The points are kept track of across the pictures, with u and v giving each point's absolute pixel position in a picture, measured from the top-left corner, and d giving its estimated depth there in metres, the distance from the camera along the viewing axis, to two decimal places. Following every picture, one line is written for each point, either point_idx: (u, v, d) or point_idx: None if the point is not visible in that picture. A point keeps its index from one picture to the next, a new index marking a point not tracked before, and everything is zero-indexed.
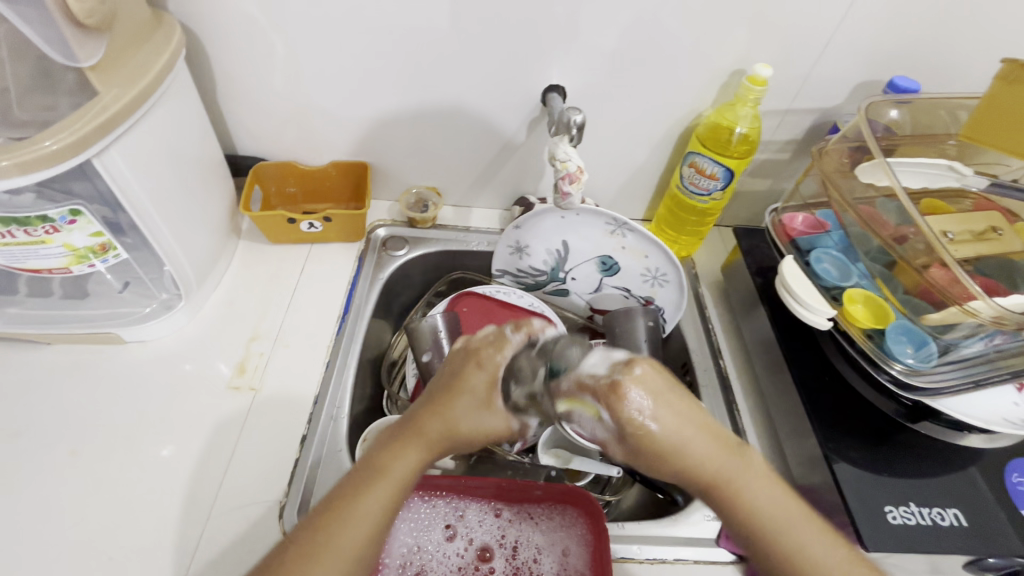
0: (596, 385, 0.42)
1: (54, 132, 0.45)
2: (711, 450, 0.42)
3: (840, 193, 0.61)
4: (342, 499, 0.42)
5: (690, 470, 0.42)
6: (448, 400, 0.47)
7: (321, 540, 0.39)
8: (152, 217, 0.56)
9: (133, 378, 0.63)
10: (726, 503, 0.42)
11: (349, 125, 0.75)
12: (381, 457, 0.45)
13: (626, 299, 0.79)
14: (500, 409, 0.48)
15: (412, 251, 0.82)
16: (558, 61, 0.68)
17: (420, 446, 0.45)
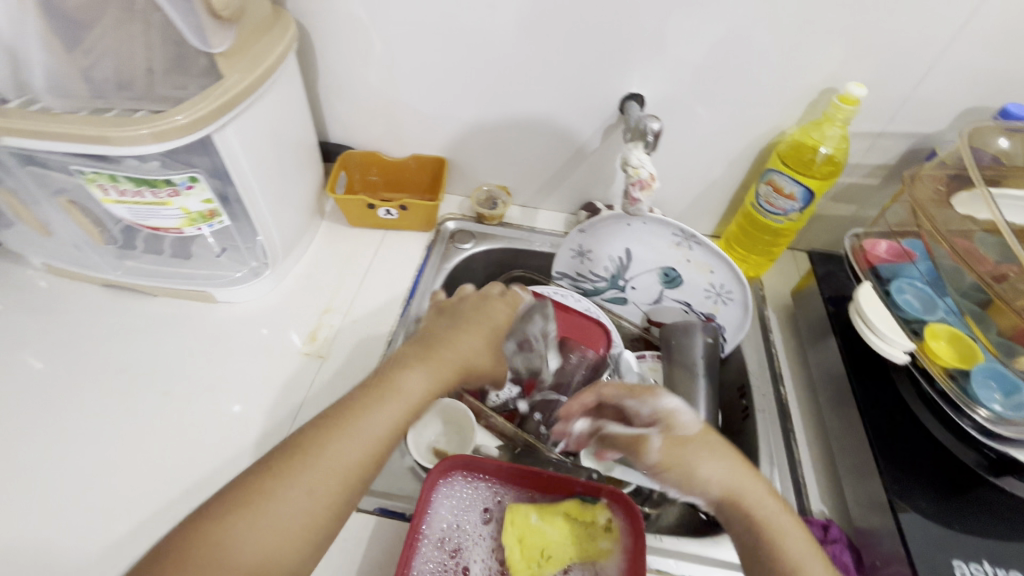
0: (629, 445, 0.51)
1: (184, 109, 0.51)
2: (726, 469, 0.47)
3: (932, 223, 0.58)
4: (342, 416, 0.44)
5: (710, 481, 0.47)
6: (460, 341, 0.53)
7: (314, 457, 0.42)
8: (253, 190, 0.62)
9: (220, 335, 0.70)
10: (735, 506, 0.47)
11: (432, 121, 0.79)
12: (388, 380, 0.48)
13: (686, 313, 0.78)
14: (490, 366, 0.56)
15: (478, 245, 0.85)
16: (640, 69, 0.68)
17: (433, 368, 0.50)
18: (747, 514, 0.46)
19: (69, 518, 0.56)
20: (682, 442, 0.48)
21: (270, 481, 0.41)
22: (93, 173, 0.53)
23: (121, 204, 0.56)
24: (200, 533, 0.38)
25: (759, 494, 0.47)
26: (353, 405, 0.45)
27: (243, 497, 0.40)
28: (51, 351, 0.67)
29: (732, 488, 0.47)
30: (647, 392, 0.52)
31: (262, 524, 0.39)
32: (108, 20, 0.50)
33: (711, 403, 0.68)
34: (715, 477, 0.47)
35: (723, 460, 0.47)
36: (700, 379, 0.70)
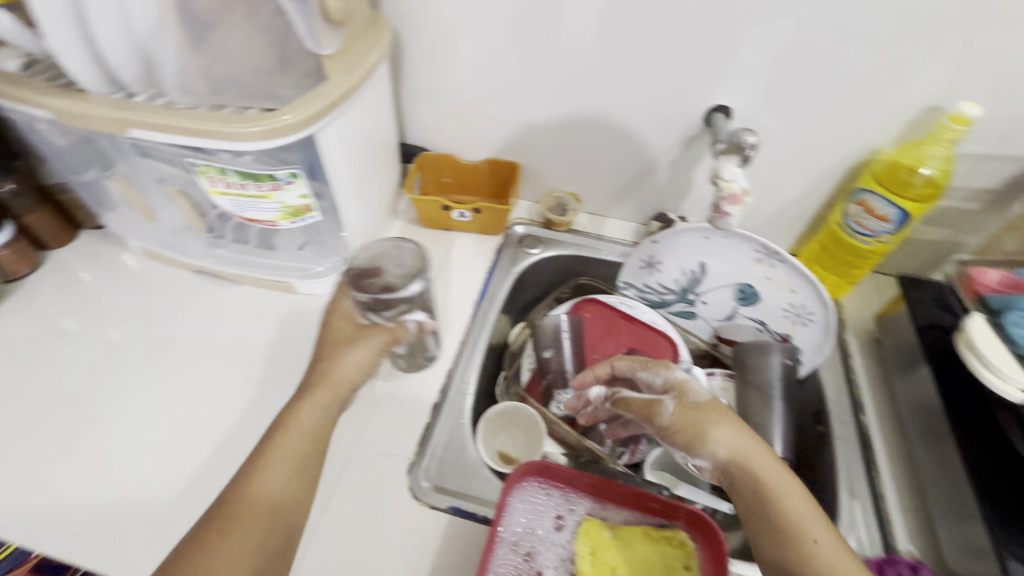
0: (642, 407, 0.58)
1: (290, 109, 0.53)
2: (736, 437, 0.52)
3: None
4: (265, 452, 0.52)
5: (729, 449, 0.52)
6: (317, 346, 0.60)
7: (245, 501, 0.49)
8: (344, 187, 0.64)
9: (298, 324, 0.72)
10: (741, 472, 0.51)
11: (511, 126, 0.80)
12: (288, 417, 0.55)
13: (760, 332, 0.76)
14: (365, 349, 0.59)
15: (546, 251, 0.85)
16: (729, 82, 0.67)
17: (323, 394, 0.57)
18: (752, 477, 0.51)
19: (161, 491, 0.59)
20: (695, 405, 0.55)
21: (216, 533, 0.47)
22: (205, 166, 0.55)
23: (226, 196, 0.58)
24: (191, 546, 0.46)
25: (764, 459, 0.51)
26: (270, 441, 0.53)
27: (215, 516, 0.48)
28: (146, 331, 0.71)
29: (740, 453, 0.52)
30: (660, 364, 0.60)
31: (240, 524, 0.48)
32: (230, 21, 0.51)
33: (786, 428, 0.66)
34: (729, 446, 0.52)
35: (732, 428, 0.53)
36: (776, 402, 0.68)
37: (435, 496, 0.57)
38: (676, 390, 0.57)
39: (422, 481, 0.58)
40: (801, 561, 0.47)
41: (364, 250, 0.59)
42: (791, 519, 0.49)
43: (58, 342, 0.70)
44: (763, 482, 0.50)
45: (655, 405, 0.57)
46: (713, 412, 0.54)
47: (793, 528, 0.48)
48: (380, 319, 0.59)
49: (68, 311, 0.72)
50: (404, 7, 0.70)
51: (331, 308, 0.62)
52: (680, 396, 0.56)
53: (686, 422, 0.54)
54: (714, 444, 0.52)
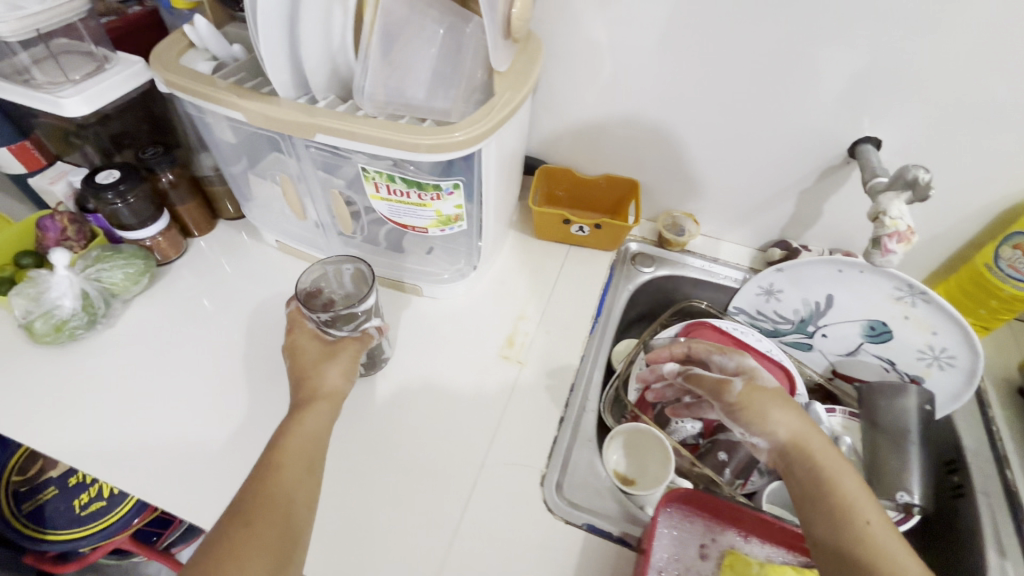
0: (711, 384, 0.59)
1: (461, 126, 0.54)
2: (796, 423, 0.52)
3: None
4: (275, 454, 0.50)
5: (786, 430, 0.52)
6: (306, 358, 0.59)
7: (264, 503, 0.47)
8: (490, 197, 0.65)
9: (423, 325, 0.74)
10: (797, 456, 0.51)
11: (639, 144, 0.80)
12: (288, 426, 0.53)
13: (886, 371, 0.74)
14: (343, 361, 0.59)
15: (658, 269, 0.84)
16: (886, 113, 0.65)
17: (322, 406, 0.55)
18: (806, 460, 0.50)
19: None
20: (763, 387, 0.56)
21: (242, 529, 0.45)
22: (375, 172, 0.58)
23: (385, 202, 0.61)
24: (219, 535, 0.44)
25: (820, 443, 0.51)
26: (276, 445, 0.51)
27: (238, 507, 0.47)
28: (277, 321, 0.74)
29: (799, 434, 0.51)
30: (735, 349, 0.61)
31: (262, 518, 0.46)
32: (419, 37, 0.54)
33: (924, 475, 0.64)
34: (787, 428, 0.52)
35: (793, 410, 0.53)
36: (912, 448, 0.65)
37: (571, 511, 0.57)
38: (750, 371, 0.58)
39: (555, 495, 0.58)
40: (855, 541, 0.45)
41: (308, 273, 0.63)
42: (848, 506, 0.47)
43: (196, 327, 0.72)
44: (820, 469, 0.49)
45: (723, 384, 0.58)
46: (775, 397, 0.54)
47: (844, 509, 0.46)
48: (345, 332, 0.61)
49: (206, 295, 0.76)
50: (554, 24, 0.71)
51: (293, 335, 0.61)
52: (749, 377, 0.58)
53: (748, 403, 0.55)
54: (773, 423, 0.52)
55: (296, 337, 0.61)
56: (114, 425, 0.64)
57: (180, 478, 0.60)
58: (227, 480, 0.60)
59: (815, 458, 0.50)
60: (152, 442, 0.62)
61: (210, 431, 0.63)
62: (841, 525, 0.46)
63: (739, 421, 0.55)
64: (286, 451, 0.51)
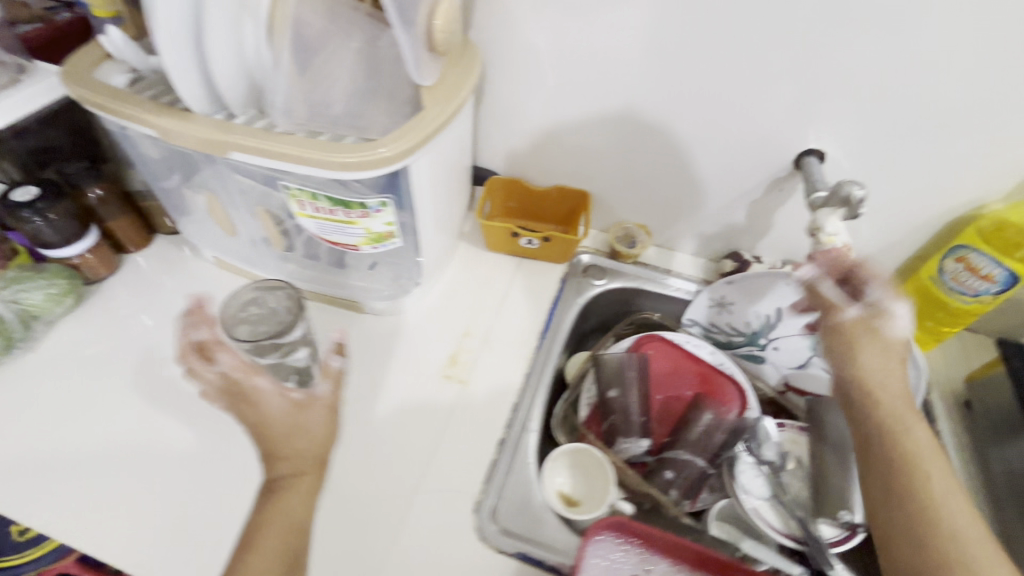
0: (821, 284, 0.62)
1: (387, 140, 0.52)
2: (889, 381, 0.57)
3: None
4: (290, 486, 0.51)
5: (879, 385, 0.57)
6: (230, 385, 0.53)
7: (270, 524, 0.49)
8: (425, 212, 0.63)
9: (364, 344, 0.71)
10: (876, 410, 0.56)
11: (588, 154, 0.79)
12: (281, 441, 0.52)
13: (834, 383, 0.74)
14: (268, 380, 0.53)
15: (611, 282, 0.83)
16: (828, 127, 0.64)
17: (316, 442, 0.53)
18: (894, 439, 0.54)
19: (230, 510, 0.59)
20: (875, 315, 0.58)
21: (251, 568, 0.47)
22: (298, 190, 0.56)
23: (312, 219, 0.59)
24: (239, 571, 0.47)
25: (915, 425, 0.55)
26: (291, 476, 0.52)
27: (248, 537, 0.49)
28: None
29: (880, 387, 0.57)
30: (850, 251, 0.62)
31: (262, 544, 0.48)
32: (338, 47, 0.53)
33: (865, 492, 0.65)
34: (886, 386, 0.57)
35: (891, 359, 0.58)
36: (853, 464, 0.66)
37: (505, 540, 0.56)
38: (866, 289, 0.59)
39: (489, 524, 0.57)
40: (916, 510, 0.50)
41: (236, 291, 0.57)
42: (930, 484, 0.51)
43: (127, 351, 0.70)
44: (902, 431, 0.54)
45: (832, 303, 0.61)
46: (882, 340, 0.58)
47: (925, 493, 0.50)
48: (270, 361, 0.58)
49: (139, 315, 0.73)
50: (493, 33, 0.69)
51: (226, 384, 0.54)
52: (848, 299, 0.60)
53: (861, 346, 0.58)
54: (869, 381, 0.57)
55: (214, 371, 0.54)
56: (38, 456, 0.62)
57: (106, 512, 0.58)
58: (157, 513, 0.58)
59: (907, 433, 0.54)
60: (81, 477, 0.60)
61: (140, 461, 0.62)
62: (916, 498, 0.51)
63: (836, 328, 0.60)
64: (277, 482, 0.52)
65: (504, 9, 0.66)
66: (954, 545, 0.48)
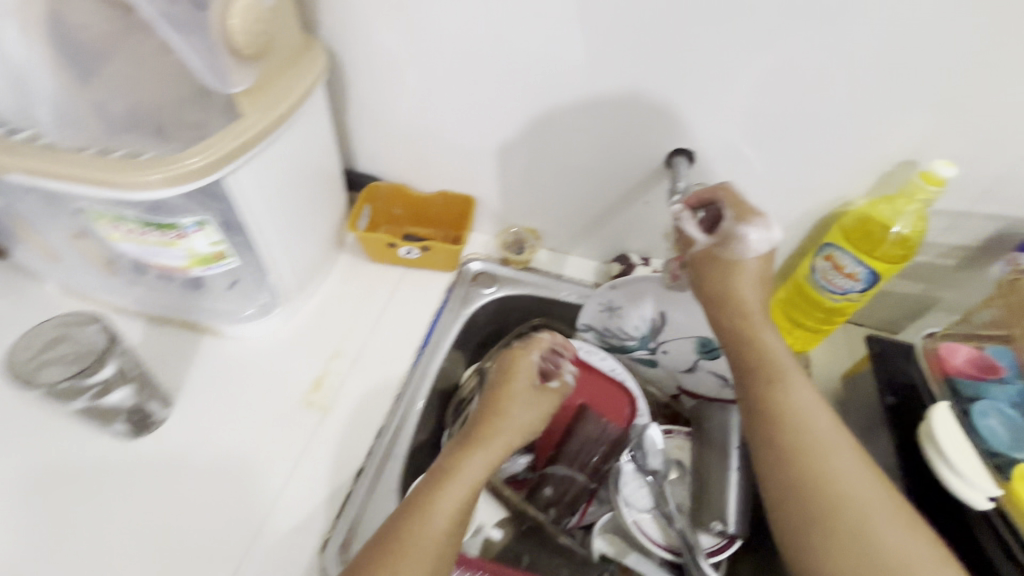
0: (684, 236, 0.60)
1: (200, 149, 0.48)
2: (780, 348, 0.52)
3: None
4: (446, 470, 0.50)
5: (771, 353, 0.52)
6: (517, 391, 0.58)
7: (402, 555, 0.44)
8: (266, 228, 0.58)
9: (219, 371, 0.66)
10: (766, 374, 0.51)
11: (464, 158, 0.75)
12: (493, 423, 0.56)
13: (722, 388, 0.71)
14: (524, 364, 0.61)
15: (501, 290, 0.80)
16: (692, 124, 0.61)
17: (484, 453, 0.52)
18: (783, 406, 0.49)
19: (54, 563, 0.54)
20: (725, 250, 0.56)
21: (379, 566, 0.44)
22: (101, 211, 0.51)
23: (127, 241, 0.54)
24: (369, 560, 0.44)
25: (804, 386, 0.50)
26: (456, 454, 0.52)
27: (377, 540, 0.46)
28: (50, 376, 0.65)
29: (776, 355, 0.52)
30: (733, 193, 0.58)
31: (410, 550, 0.44)
32: (145, 48, 0.49)
33: (744, 501, 0.61)
34: (775, 352, 0.52)
35: (755, 287, 0.55)
36: (733, 473, 0.62)
37: None
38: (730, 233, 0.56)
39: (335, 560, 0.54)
40: (813, 486, 0.46)
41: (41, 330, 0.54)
42: (830, 457, 0.47)
43: None
44: (799, 403, 0.49)
45: (687, 237, 0.59)
46: (738, 268, 0.56)
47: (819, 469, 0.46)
48: (83, 402, 0.56)
49: None
50: (344, 31, 0.64)
51: (508, 377, 0.60)
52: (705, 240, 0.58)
53: (731, 295, 0.55)
54: (762, 347, 0.52)
55: (527, 384, 0.59)
56: None
57: None
58: None
59: (797, 406, 0.49)
60: None
61: None
62: (807, 479, 0.46)
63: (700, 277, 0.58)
64: (457, 472, 0.50)
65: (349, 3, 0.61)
66: (845, 501, 0.45)
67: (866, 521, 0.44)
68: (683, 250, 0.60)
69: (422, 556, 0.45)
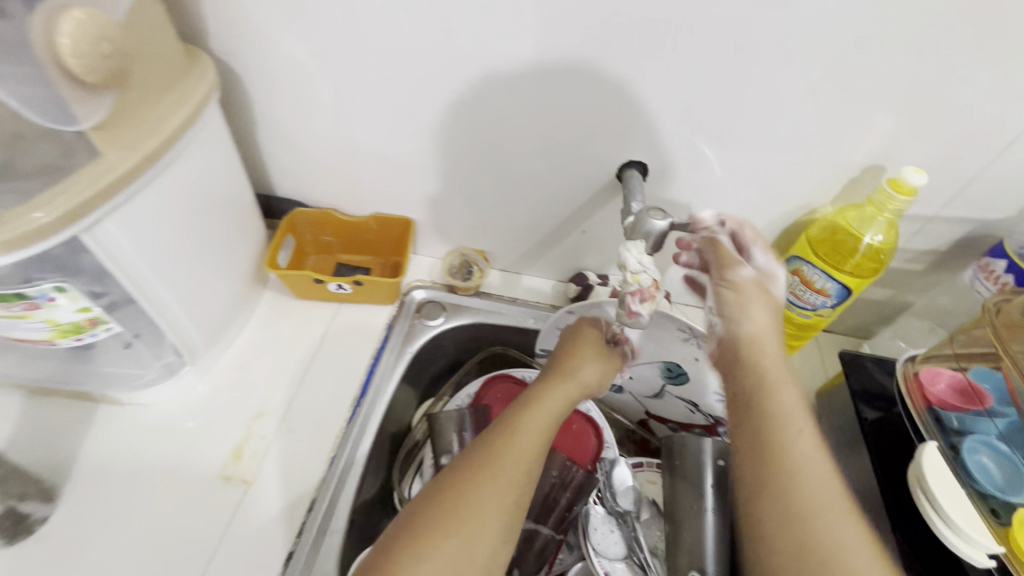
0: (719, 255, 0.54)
1: (42, 202, 0.39)
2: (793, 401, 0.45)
3: (1014, 363, 0.46)
4: (523, 404, 0.50)
5: (773, 404, 0.45)
6: (592, 341, 0.58)
7: (491, 471, 0.44)
8: (149, 282, 0.49)
9: (121, 447, 0.57)
10: (764, 420, 0.44)
11: (396, 178, 0.66)
12: (569, 365, 0.55)
13: (692, 413, 0.67)
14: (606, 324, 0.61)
15: (449, 321, 0.72)
16: (643, 135, 0.55)
17: (565, 387, 0.53)
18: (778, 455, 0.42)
19: None
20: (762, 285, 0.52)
21: (456, 495, 0.43)
22: None
23: None
24: (444, 483, 0.44)
25: (789, 389, 0.46)
26: (537, 389, 0.52)
27: (469, 462, 0.45)
28: None
29: (785, 409, 0.44)
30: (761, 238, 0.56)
31: (500, 467, 0.44)
32: None
33: (721, 546, 0.56)
34: (778, 399, 0.45)
35: (771, 312, 0.51)
36: (708, 514, 0.57)
37: None
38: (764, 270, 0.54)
39: None
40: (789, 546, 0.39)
41: None
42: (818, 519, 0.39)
43: None
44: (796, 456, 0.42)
45: (724, 257, 0.54)
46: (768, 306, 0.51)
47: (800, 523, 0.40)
48: None
49: None
50: (238, 41, 0.55)
51: (580, 331, 0.60)
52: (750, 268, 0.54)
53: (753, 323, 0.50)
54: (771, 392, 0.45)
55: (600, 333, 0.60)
56: None
57: None
58: None
59: (797, 461, 0.42)
60: None
61: None
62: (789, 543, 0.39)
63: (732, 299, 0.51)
64: (540, 402, 0.51)
65: (240, 8, 0.52)
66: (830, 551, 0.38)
67: (826, 534, 0.39)
68: (717, 272, 0.53)
69: (503, 480, 0.44)
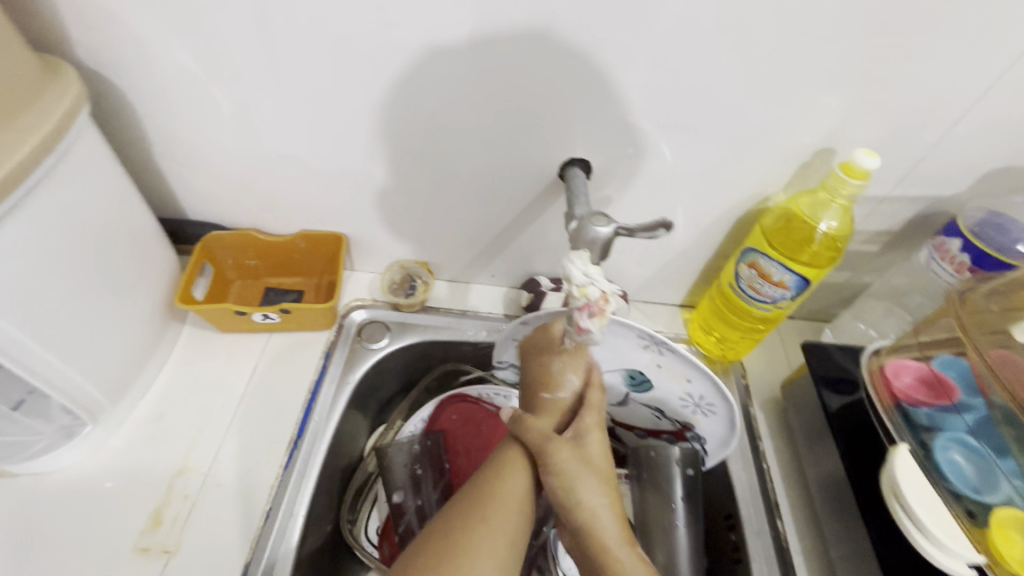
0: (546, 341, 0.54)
1: None
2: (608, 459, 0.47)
3: (979, 351, 0.45)
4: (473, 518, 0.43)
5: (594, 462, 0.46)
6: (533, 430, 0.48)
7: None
8: (17, 336, 0.42)
9: (15, 521, 0.50)
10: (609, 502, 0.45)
11: (318, 191, 0.60)
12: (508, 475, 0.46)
13: (658, 419, 0.63)
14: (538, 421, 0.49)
15: (394, 341, 0.66)
16: (581, 129, 0.51)
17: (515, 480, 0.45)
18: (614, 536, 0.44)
19: None
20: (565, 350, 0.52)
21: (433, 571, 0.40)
22: None
23: None
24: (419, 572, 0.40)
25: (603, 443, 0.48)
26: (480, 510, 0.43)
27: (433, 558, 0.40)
28: None
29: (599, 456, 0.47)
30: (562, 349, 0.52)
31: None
32: None
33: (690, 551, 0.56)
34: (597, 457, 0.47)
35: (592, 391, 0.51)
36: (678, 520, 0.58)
37: None
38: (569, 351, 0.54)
39: None
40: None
41: None
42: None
43: None
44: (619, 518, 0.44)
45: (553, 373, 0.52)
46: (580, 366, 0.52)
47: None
48: None
49: None
50: (113, 48, 0.48)
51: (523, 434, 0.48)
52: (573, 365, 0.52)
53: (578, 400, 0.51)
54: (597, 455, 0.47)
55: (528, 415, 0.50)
56: None
57: None
58: None
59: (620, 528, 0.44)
60: None
61: None
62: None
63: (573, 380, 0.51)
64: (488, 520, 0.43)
65: (107, 10, 0.45)
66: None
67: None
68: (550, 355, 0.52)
69: (510, 499, 0.44)
